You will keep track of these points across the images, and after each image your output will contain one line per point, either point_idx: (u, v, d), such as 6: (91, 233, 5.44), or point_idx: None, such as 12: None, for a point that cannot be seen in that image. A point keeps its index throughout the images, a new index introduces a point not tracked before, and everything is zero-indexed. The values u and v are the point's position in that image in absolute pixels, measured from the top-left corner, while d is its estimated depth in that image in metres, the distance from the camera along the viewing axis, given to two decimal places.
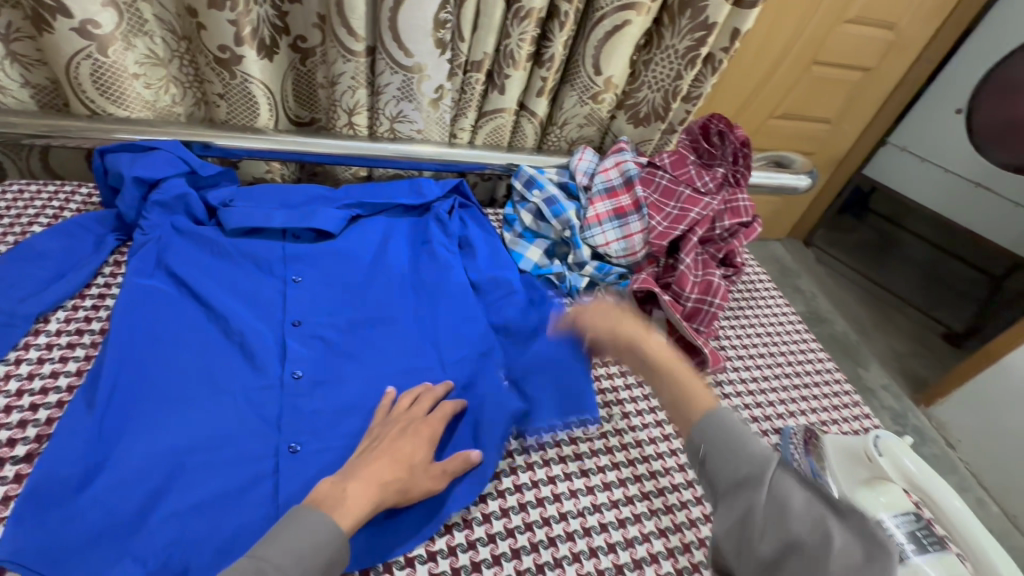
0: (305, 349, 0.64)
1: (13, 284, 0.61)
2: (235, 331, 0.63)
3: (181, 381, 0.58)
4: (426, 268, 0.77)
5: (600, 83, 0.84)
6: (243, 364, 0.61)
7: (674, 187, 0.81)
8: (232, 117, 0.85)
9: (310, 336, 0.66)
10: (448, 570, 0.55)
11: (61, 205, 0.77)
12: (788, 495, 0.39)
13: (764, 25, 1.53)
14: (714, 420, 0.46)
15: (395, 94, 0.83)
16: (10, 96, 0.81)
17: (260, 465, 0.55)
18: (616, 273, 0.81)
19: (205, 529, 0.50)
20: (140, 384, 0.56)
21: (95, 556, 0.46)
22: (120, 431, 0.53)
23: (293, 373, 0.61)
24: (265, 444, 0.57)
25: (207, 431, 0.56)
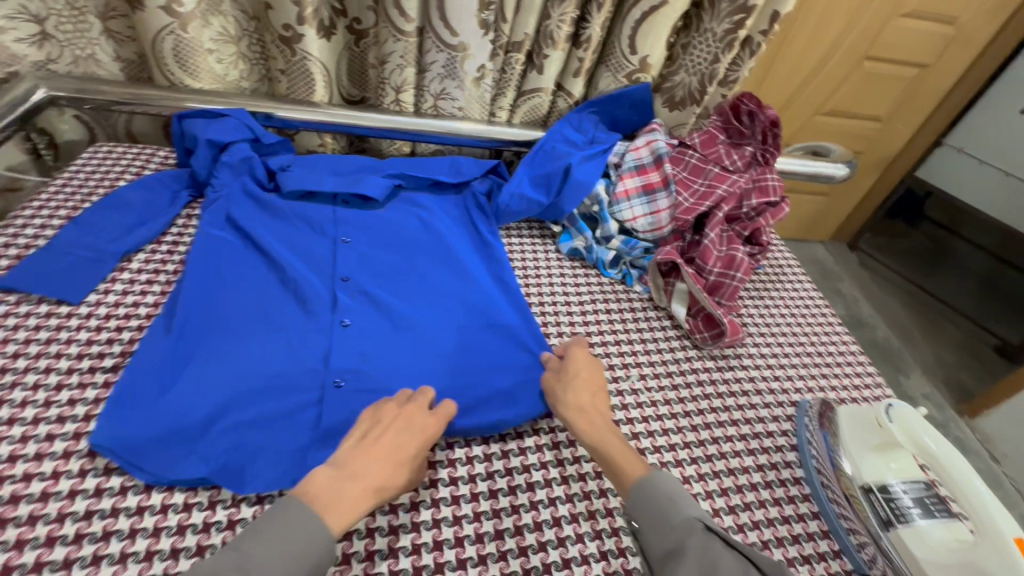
0: (353, 302, 0.70)
1: (106, 229, 0.71)
2: (292, 282, 0.70)
3: (243, 322, 0.65)
4: (467, 241, 0.83)
5: (635, 62, 0.87)
6: (298, 309, 0.68)
7: (703, 165, 0.83)
8: (291, 91, 0.93)
9: (356, 290, 0.72)
10: (468, 494, 0.58)
11: (144, 165, 0.87)
12: (716, 556, 0.45)
13: (813, 18, 1.51)
14: (637, 495, 0.51)
15: (439, 71, 0.89)
16: (104, 68, 0.92)
17: (309, 397, 0.62)
18: (642, 248, 0.84)
19: (259, 444, 0.57)
20: (210, 317, 0.64)
21: (167, 454, 0.53)
22: (191, 355, 0.61)
23: (341, 322, 0.68)
24: (313, 380, 0.63)
25: (265, 365, 0.62)
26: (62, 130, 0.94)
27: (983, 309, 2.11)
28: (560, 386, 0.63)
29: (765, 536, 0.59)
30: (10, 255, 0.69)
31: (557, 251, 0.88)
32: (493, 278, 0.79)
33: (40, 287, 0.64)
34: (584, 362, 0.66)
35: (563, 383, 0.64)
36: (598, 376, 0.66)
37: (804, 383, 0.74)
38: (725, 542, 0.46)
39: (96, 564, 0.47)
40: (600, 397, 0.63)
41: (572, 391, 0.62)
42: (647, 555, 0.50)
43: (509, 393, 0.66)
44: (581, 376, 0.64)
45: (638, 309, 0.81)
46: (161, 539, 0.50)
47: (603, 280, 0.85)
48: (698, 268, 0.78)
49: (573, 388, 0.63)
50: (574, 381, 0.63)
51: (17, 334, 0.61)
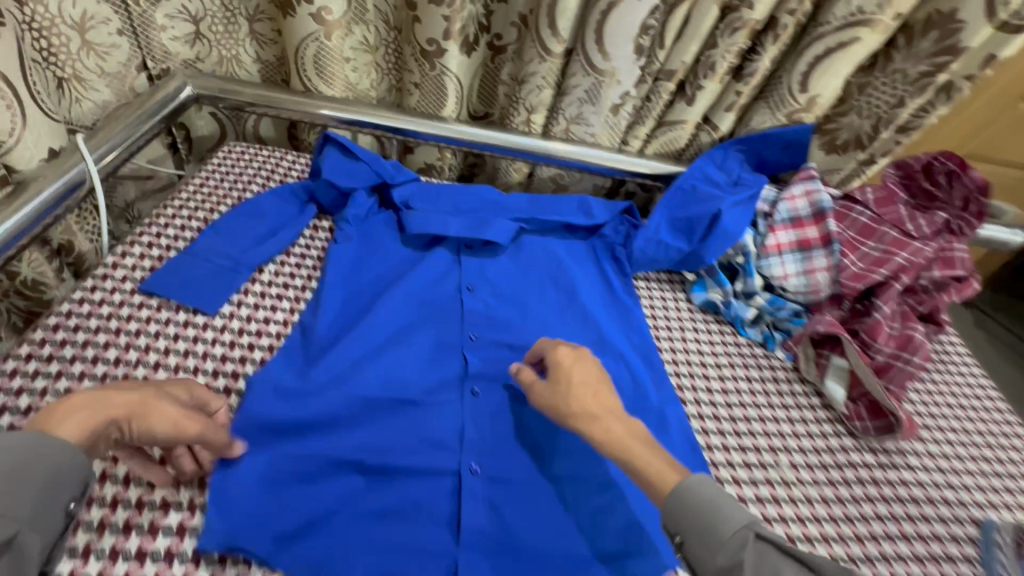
0: (484, 366, 0.67)
1: (242, 237, 0.71)
2: (416, 342, 0.67)
3: (369, 382, 0.62)
4: (600, 301, 0.77)
5: (802, 101, 0.78)
6: (424, 370, 0.65)
7: (875, 226, 0.73)
8: (420, 105, 0.90)
9: (488, 351, 0.69)
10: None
11: (274, 169, 0.87)
12: (779, 569, 0.43)
13: None
14: (679, 510, 0.48)
15: (580, 96, 0.83)
16: (244, 69, 0.92)
17: (442, 481, 0.57)
18: (790, 311, 0.75)
19: (397, 536, 0.53)
20: (336, 380, 0.61)
21: (305, 544, 0.51)
22: (318, 425, 0.58)
23: (472, 391, 0.64)
24: (448, 459, 0.59)
25: (396, 442, 0.59)
26: (198, 125, 0.96)
27: None
28: (559, 397, 0.57)
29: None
30: (152, 257, 0.70)
31: (687, 300, 0.81)
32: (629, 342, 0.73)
33: (176, 295, 0.65)
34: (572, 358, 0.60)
35: (561, 395, 0.57)
36: (595, 366, 0.60)
37: (987, 498, 0.63)
38: (782, 550, 0.44)
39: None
40: (604, 391, 0.58)
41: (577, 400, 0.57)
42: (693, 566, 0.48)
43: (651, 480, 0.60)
44: (579, 378, 0.58)
45: (782, 378, 0.73)
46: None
47: (741, 340, 0.77)
48: (863, 343, 0.68)
49: (577, 399, 0.56)
50: (574, 388, 0.57)
51: (158, 342, 0.62)
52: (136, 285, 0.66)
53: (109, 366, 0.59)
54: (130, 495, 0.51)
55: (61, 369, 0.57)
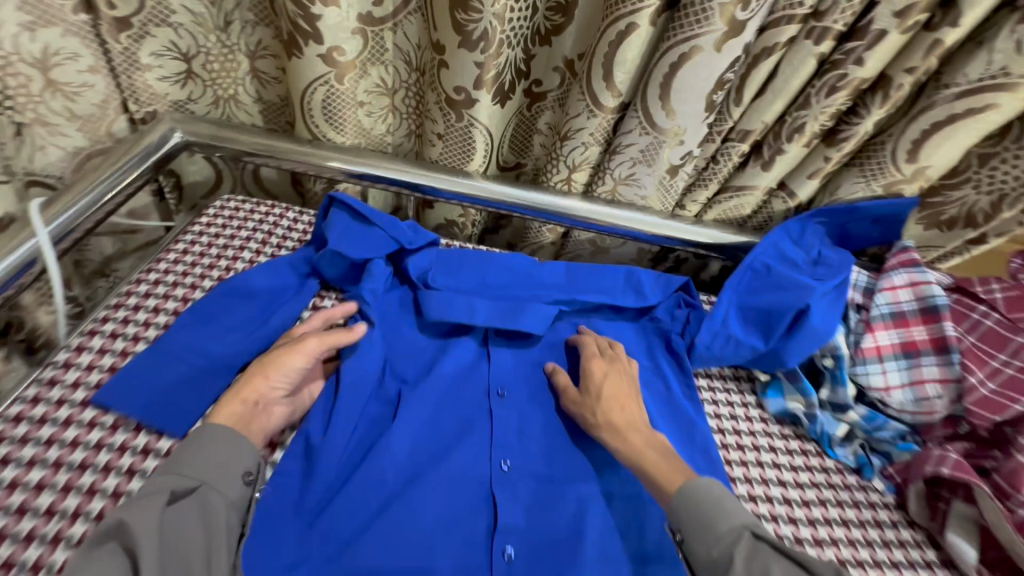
0: (515, 511, 0.54)
1: (226, 324, 0.59)
2: (431, 481, 0.54)
3: (377, 541, 0.49)
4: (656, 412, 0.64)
5: (907, 171, 0.64)
6: (446, 519, 0.52)
7: (1007, 334, 0.58)
8: (443, 157, 0.78)
9: (520, 487, 0.56)
10: None
11: (272, 227, 0.75)
12: (769, 568, 0.44)
13: None
14: (682, 501, 0.49)
15: (634, 156, 0.70)
16: (242, 110, 0.80)
17: None
18: (893, 431, 0.61)
19: None
20: (336, 541, 0.49)
21: None
22: None
23: (503, 553, 0.51)
24: None
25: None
26: (189, 171, 0.85)
27: None
28: (586, 407, 0.59)
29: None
30: (114, 351, 0.57)
31: (758, 406, 0.67)
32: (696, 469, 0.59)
33: (139, 411, 0.52)
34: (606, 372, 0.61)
35: (589, 405, 0.58)
36: (627, 381, 0.60)
37: None
38: (777, 550, 0.45)
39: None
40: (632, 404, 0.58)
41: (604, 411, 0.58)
42: (692, 564, 0.48)
43: None
44: (608, 391, 0.59)
45: (886, 522, 0.59)
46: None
47: (828, 464, 0.62)
48: (999, 490, 0.54)
49: (603, 410, 0.57)
50: (604, 402, 0.58)
51: (106, 480, 0.48)
52: (88, 395, 0.53)
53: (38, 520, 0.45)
54: None
55: None
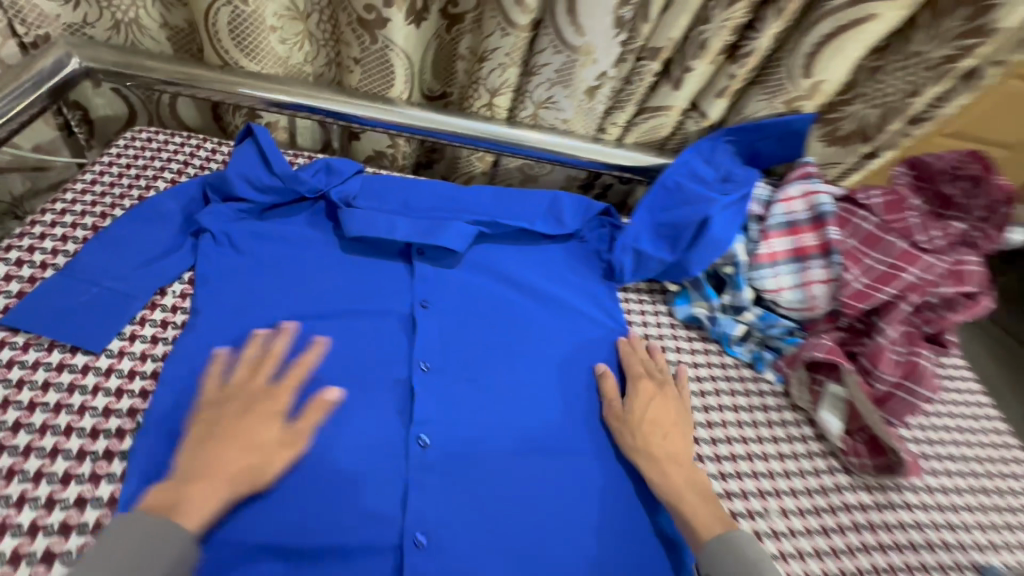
0: (432, 406, 0.56)
1: (136, 245, 0.59)
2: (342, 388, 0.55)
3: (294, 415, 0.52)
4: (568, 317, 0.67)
5: (805, 87, 0.68)
6: (369, 412, 0.55)
7: (880, 235, 0.63)
8: (365, 84, 0.77)
9: (440, 386, 0.58)
10: None
11: (188, 158, 0.74)
12: None
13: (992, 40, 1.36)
14: (723, 546, 0.47)
15: (551, 77, 0.71)
16: (147, 36, 0.76)
17: (383, 553, 0.48)
18: (783, 328, 0.67)
19: None
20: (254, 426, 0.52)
21: None
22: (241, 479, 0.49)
23: (419, 441, 0.53)
24: (387, 530, 0.49)
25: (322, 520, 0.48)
26: (96, 103, 0.81)
27: None
28: (625, 427, 0.57)
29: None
30: (21, 278, 0.57)
31: (668, 314, 0.72)
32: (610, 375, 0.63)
33: (51, 330, 0.53)
34: (650, 396, 0.60)
35: (632, 427, 0.57)
36: (673, 408, 0.60)
37: (986, 538, 0.58)
38: None
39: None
40: (672, 433, 0.57)
41: (641, 437, 0.56)
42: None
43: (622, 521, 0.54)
44: (649, 418, 0.58)
45: (771, 406, 0.66)
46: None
47: (726, 360, 0.69)
48: (863, 370, 0.61)
49: (644, 434, 0.56)
50: (646, 426, 0.57)
51: (21, 394, 0.50)
52: None
53: None
54: None
55: None
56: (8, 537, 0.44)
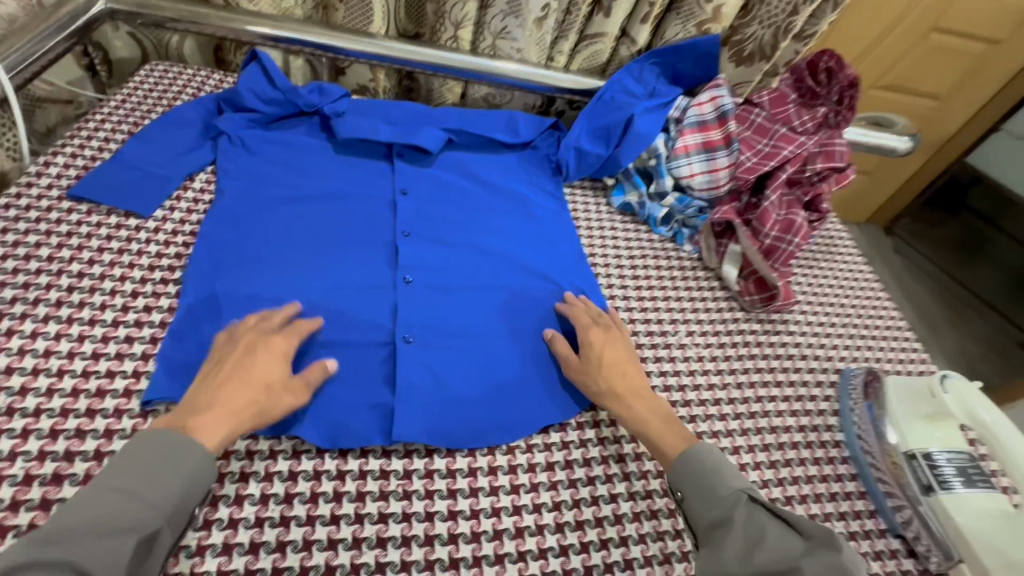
0: (414, 256, 0.70)
1: (170, 143, 0.73)
2: (340, 244, 0.69)
3: (305, 259, 0.66)
4: (527, 201, 0.82)
5: (709, 10, 0.84)
6: (360, 258, 0.68)
7: (768, 125, 0.80)
8: (348, 21, 0.91)
9: (419, 245, 0.72)
10: (540, 444, 0.60)
11: (200, 85, 0.87)
12: (764, 528, 0.47)
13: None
14: (685, 466, 0.52)
15: (503, 8, 0.86)
16: None
17: (379, 351, 0.62)
18: (696, 208, 0.82)
19: (339, 398, 0.57)
20: (272, 269, 0.64)
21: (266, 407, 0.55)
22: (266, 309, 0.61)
23: (404, 278, 0.67)
24: (380, 334, 0.63)
25: (331, 325, 0.61)
26: (115, 45, 0.94)
27: (1002, 296, 2.27)
28: (589, 375, 0.61)
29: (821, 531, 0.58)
30: (77, 166, 0.70)
31: (607, 205, 0.87)
32: (556, 244, 0.78)
33: (108, 199, 0.66)
34: (604, 339, 0.64)
35: (592, 371, 0.61)
36: (624, 346, 0.64)
37: (849, 352, 0.75)
38: (771, 512, 0.48)
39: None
40: (630, 370, 0.62)
41: (605, 377, 0.60)
42: (691, 522, 0.51)
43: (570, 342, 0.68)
44: (608, 358, 0.62)
45: (687, 268, 0.81)
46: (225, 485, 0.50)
47: (653, 237, 0.84)
48: (754, 230, 0.77)
49: (605, 376, 0.60)
50: (606, 369, 0.61)
51: (91, 242, 0.63)
52: (64, 192, 0.66)
53: (42, 263, 0.60)
54: (62, 348, 0.54)
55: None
56: (97, 326, 0.56)
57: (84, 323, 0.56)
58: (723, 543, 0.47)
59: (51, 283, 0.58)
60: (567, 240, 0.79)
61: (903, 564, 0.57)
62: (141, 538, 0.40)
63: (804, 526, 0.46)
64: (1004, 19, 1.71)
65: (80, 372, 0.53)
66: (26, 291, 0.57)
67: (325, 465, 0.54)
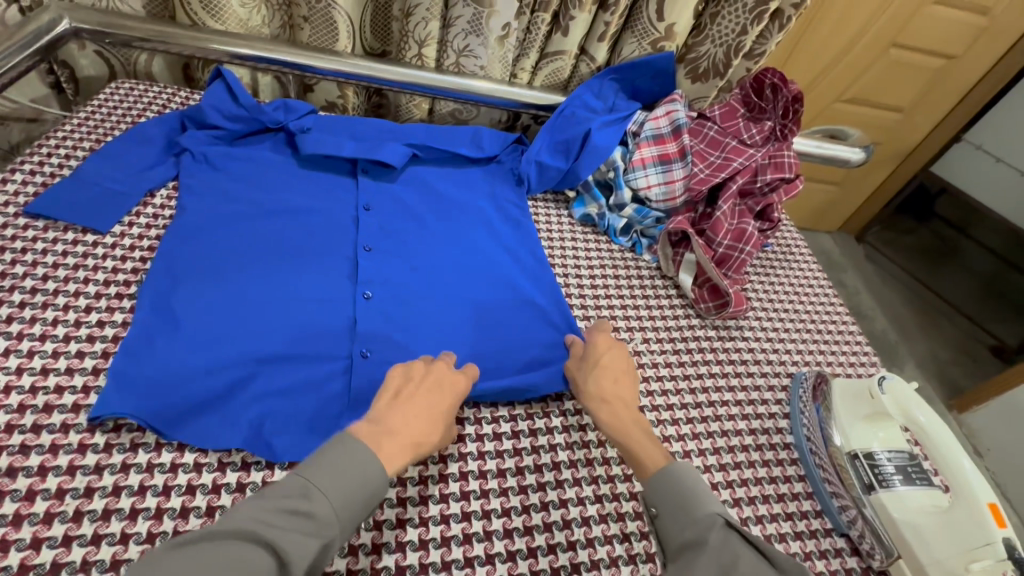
0: (374, 271, 0.71)
1: (131, 160, 0.73)
2: (301, 259, 0.70)
3: (262, 274, 0.67)
4: (492, 215, 0.84)
5: (662, 29, 0.87)
6: (319, 274, 0.69)
7: (720, 139, 0.83)
8: (314, 39, 0.93)
9: (381, 260, 0.72)
10: (493, 452, 0.61)
11: (166, 102, 0.88)
12: (734, 555, 0.44)
13: (863, 15, 1.63)
14: (662, 481, 0.51)
15: (465, 28, 0.89)
16: (126, 4, 0.91)
17: (334, 365, 0.62)
18: (653, 218, 0.85)
19: (288, 411, 0.58)
20: (228, 283, 0.65)
21: (209, 424, 0.55)
22: (219, 323, 0.61)
23: (363, 294, 0.68)
24: (337, 349, 0.64)
25: (287, 339, 0.62)
26: (81, 64, 0.93)
27: (970, 301, 2.32)
28: (581, 375, 0.64)
29: (767, 531, 0.60)
30: (36, 183, 0.70)
31: (569, 216, 0.89)
32: (517, 258, 0.79)
33: (65, 216, 0.66)
34: (607, 345, 0.67)
35: (585, 370, 0.64)
36: (623, 359, 0.66)
37: (801, 357, 0.77)
38: (746, 540, 0.46)
39: (97, 542, 0.46)
40: (624, 380, 0.64)
41: (595, 379, 0.62)
42: (665, 543, 0.49)
43: (528, 360, 0.69)
44: (607, 361, 0.65)
45: (645, 276, 0.83)
46: (171, 498, 0.50)
47: (613, 247, 0.86)
48: (708, 239, 0.79)
49: (596, 377, 0.63)
50: (597, 369, 0.63)
51: (46, 258, 0.63)
52: (20, 209, 0.66)
53: None
54: (11, 364, 0.54)
55: None
56: (48, 342, 0.57)
57: (35, 339, 0.56)
58: (692, 565, 0.45)
59: (3, 299, 0.58)
60: (531, 255, 0.80)
61: (847, 562, 0.59)
62: (321, 544, 0.41)
63: (780, 559, 0.44)
64: (960, 34, 1.77)
65: (28, 388, 0.53)
66: None
67: (275, 476, 0.54)
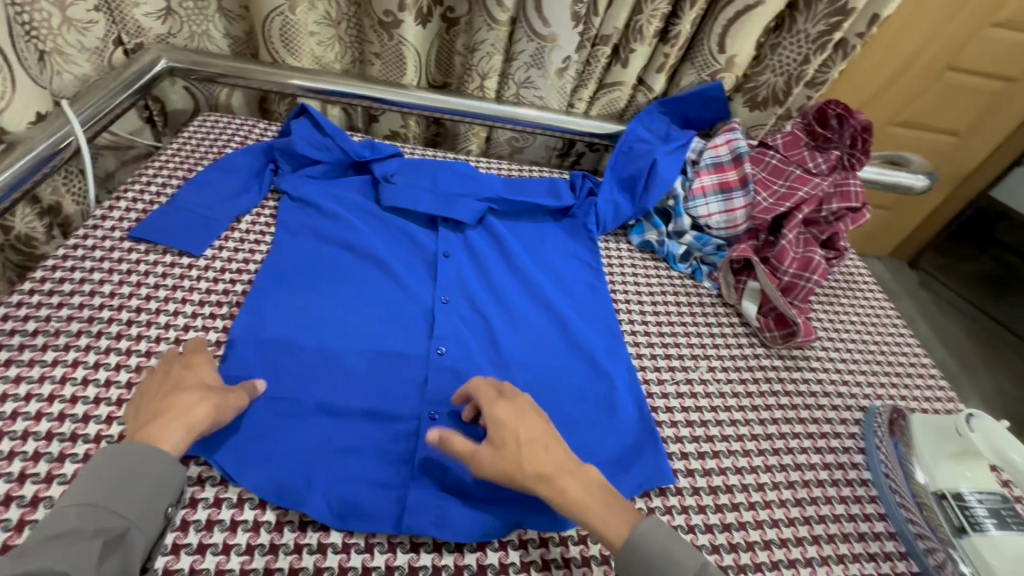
0: (449, 327, 0.70)
1: (219, 188, 0.78)
2: (377, 306, 0.70)
3: (339, 318, 0.68)
4: (561, 267, 0.82)
5: (722, 61, 0.89)
6: (393, 324, 0.69)
7: (783, 167, 0.83)
8: (382, 74, 0.98)
9: (455, 314, 0.72)
10: None
11: (247, 134, 0.94)
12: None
13: (919, 38, 1.59)
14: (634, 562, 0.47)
15: (527, 61, 0.93)
16: (214, 43, 0.99)
17: (403, 425, 0.61)
18: (714, 245, 0.85)
19: (352, 471, 0.56)
20: (306, 325, 0.66)
21: (278, 473, 0.54)
22: (298, 367, 0.62)
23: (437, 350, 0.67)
24: (408, 406, 0.62)
25: (358, 389, 0.62)
26: (172, 99, 1.02)
27: None
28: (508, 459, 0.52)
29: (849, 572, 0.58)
30: (137, 210, 0.76)
31: (627, 242, 0.90)
32: (589, 319, 0.76)
33: (164, 240, 0.72)
34: (518, 411, 0.56)
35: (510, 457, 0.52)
36: (540, 420, 0.56)
37: (874, 390, 0.75)
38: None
39: (202, 551, 0.49)
40: (553, 443, 0.54)
41: (526, 461, 0.52)
42: None
43: (608, 440, 0.63)
44: (524, 435, 0.53)
45: (707, 304, 0.83)
46: (266, 511, 0.53)
47: (673, 273, 0.86)
48: (772, 267, 0.79)
49: (527, 458, 0.52)
50: (524, 451, 0.52)
51: (148, 279, 0.68)
52: (125, 234, 0.72)
53: (105, 298, 0.65)
54: (121, 379, 0.59)
55: (63, 300, 0.64)
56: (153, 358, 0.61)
57: (142, 355, 0.61)
58: None
59: (112, 318, 0.64)
60: (603, 319, 0.76)
61: None
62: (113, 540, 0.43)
63: None
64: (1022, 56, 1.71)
65: None
66: (90, 325, 0.62)
67: None
